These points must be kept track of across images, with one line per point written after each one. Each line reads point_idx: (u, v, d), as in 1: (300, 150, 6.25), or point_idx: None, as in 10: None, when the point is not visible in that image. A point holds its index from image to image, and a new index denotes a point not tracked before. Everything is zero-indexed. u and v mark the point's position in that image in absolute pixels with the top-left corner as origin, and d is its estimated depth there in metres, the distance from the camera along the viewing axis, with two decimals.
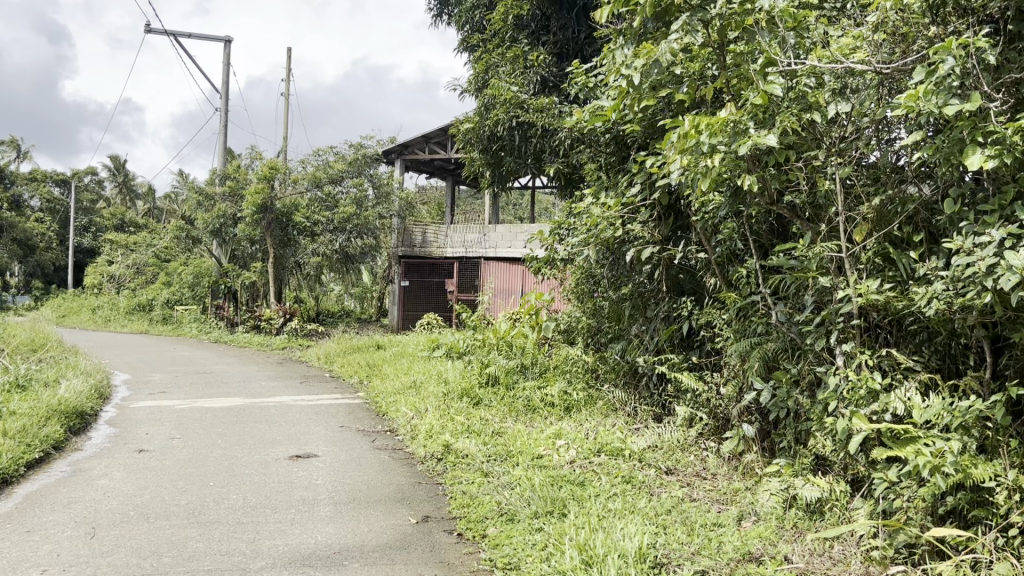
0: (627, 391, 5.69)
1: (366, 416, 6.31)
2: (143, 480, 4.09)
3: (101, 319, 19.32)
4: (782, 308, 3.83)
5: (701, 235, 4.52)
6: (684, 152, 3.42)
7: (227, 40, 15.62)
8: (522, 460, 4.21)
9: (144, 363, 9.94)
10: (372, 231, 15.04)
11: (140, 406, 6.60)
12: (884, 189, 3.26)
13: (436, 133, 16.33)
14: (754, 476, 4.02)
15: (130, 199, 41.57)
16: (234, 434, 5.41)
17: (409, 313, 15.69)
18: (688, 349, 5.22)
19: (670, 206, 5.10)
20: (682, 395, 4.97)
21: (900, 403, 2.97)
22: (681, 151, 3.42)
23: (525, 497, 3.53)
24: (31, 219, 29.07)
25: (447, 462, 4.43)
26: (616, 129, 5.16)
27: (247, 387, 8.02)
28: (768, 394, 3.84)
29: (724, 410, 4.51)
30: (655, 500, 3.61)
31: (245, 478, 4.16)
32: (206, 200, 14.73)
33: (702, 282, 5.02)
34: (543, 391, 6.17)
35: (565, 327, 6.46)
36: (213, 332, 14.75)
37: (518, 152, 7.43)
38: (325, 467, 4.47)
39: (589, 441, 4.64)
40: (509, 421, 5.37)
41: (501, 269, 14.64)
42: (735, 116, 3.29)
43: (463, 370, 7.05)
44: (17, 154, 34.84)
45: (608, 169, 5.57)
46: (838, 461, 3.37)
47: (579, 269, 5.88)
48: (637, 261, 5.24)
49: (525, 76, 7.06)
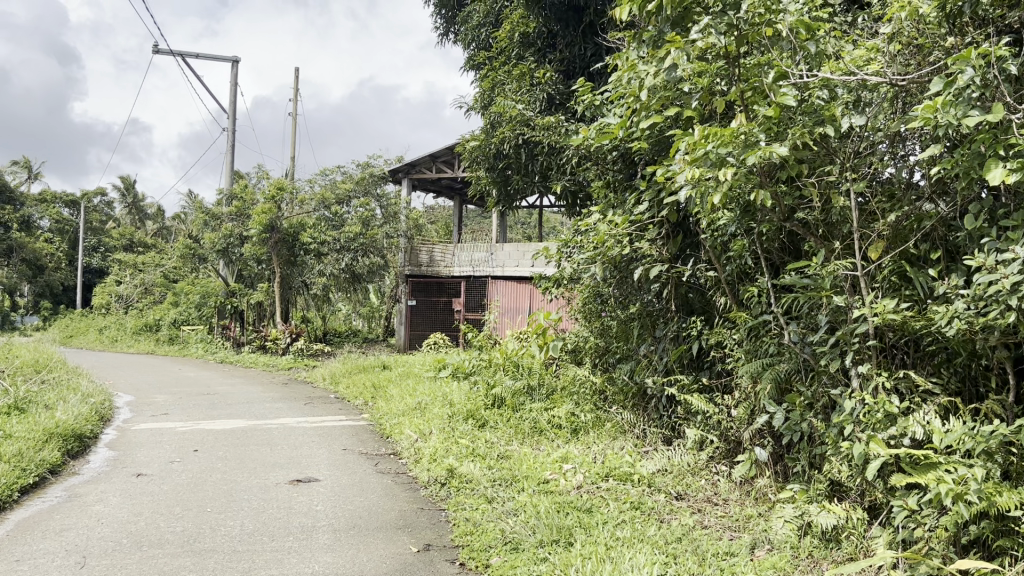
0: (636, 413, 5.58)
1: (370, 438, 6.21)
2: (139, 507, 3.99)
3: (108, 339, 19.33)
4: (795, 328, 3.73)
5: (711, 253, 4.45)
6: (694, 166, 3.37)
7: (235, 61, 15.71)
8: (528, 485, 4.10)
9: (148, 383, 9.87)
10: (379, 251, 14.99)
11: (141, 428, 6.52)
12: (900, 206, 3.17)
13: (442, 152, 16.30)
14: (767, 502, 3.89)
15: (139, 219, 41.76)
16: (235, 457, 5.32)
17: (416, 332, 15.45)
18: (698, 370, 5.11)
19: (680, 224, 5.02)
20: (692, 418, 4.86)
21: (919, 427, 2.86)
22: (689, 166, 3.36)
23: (530, 525, 3.41)
24: (41, 240, 29.21)
25: (451, 486, 4.32)
26: (623, 146, 5.10)
27: (250, 409, 7.93)
28: (780, 416, 3.73)
29: (735, 433, 4.40)
30: (664, 527, 3.50)
31: (244, 504, 4.06)
32: (212, 219, 14.91)
33: (711, 301, 4.93)
34: (550, 412, 6.06)
35: (572, 347, 6.37)
36: (219, 352, 14.69)
37: (525, 170, 7.36)
38: (326, 492, 4.36)
39: (597, 465, 4.53)
40: (515, 444, 5.26)
41: (508, 288, 14.54)
42: (745, 127, 3.22)
43: (469, 391, 6.95)
44: (28, 175, 35.09)
45: (615, 187, 5.50)
46: (854, 487, 3.25)
47: (586, 288, 5.79)
48: (645, 280, 5.15)
49: (530, 94, 7.00)
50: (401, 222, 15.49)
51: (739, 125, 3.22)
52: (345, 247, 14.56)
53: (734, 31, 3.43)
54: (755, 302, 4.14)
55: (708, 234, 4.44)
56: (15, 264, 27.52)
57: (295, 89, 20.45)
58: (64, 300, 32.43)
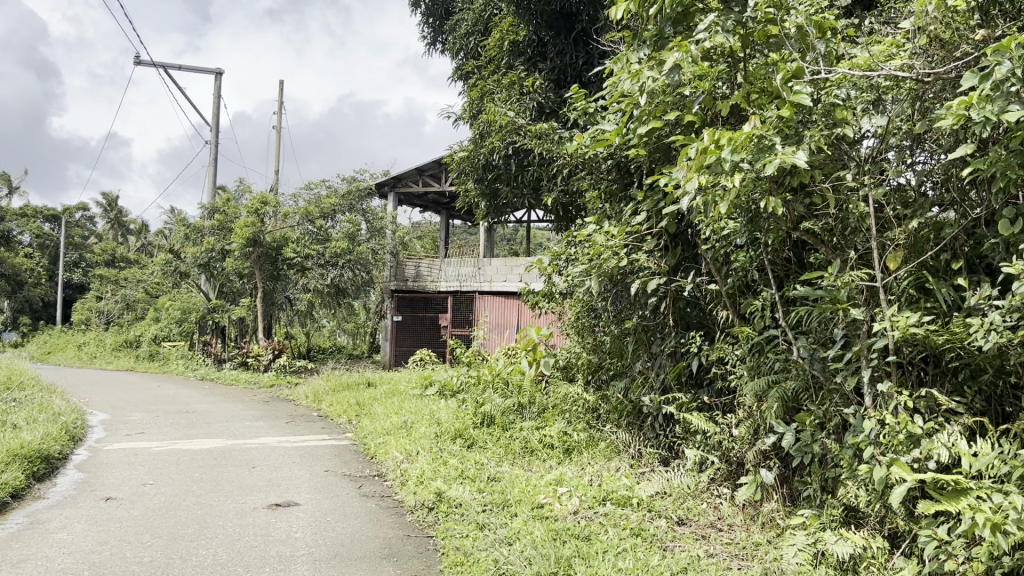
0: (631, 432, 5.35)
1: (354, 459, 5.95)
2: (105, 534, 3.71)
3: (87, 356, 18.91)
4: (804, 344, 3.54)
5: (711, 265, 4.27)
6: (702, 171, 3.19)
7: (219, 72, 15.52)
8: (522, 510, 3.86)
9: (125, 401, 9.58)
10: (365, 266, 14.74)
11: (114, 449, 6.23)
12: (918, 214, 3.03)
13: (429, 166, 16.09)
14: (775, 528, 3.67)
15: (122, 234, 41.31)
16: (211, 479, 5.05)
17: (402, 349, 15.28)
18: (697, 388, 4.90)
19: (678, 234, 4.84)
20: (692, 437, 4.64)
21: (945, 450, 2.66)
22: (699, 172, 3.18)
23: (526, 555, 3.18)
24: (19, 255, 28.75)
25: (439, 512, 4.08)
26: (619, 154, 4.94)
27: (228, 427, 7.64)
28: (790, 437, 3.52)
29: (738, 454, 4.18)
30: (669, 556, 3.27)
31: (218, 531, 3.79)
32: (194, 233, 14.63)
33: (712, 317, 4.73)
34: (542, 431, 5.83)
35: (564, 364, 6.15)
36: (199, 368, 14.36)
37: (515, 182, 7.19)
38: (305, 518, 4.10)
39: (593, 489, 4.29)
40: (506, 465, 5.03)
41: (495, 303, 14.29)
42: (760, 129, 3.00)
43: (457, 409, 6.69)
44: (9, 190, 34.66)
45: (610, 198, 5.32)
46: (872, 514, 3.04)
47: (580, 302, 5.58)
48: (642, 294, 4.94)
49: (521, 102, 6.79)
50: (387, 237, 15.23)
51: (754, 128, 2.99)
52: (330, 262, 14.32)
53: (742, 29, 3.25)
54: (759, 316, 3.96)
55: (709, 244, 4.25)
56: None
57: (280, 103, 20.22)
58: (44, 317, 31.90)
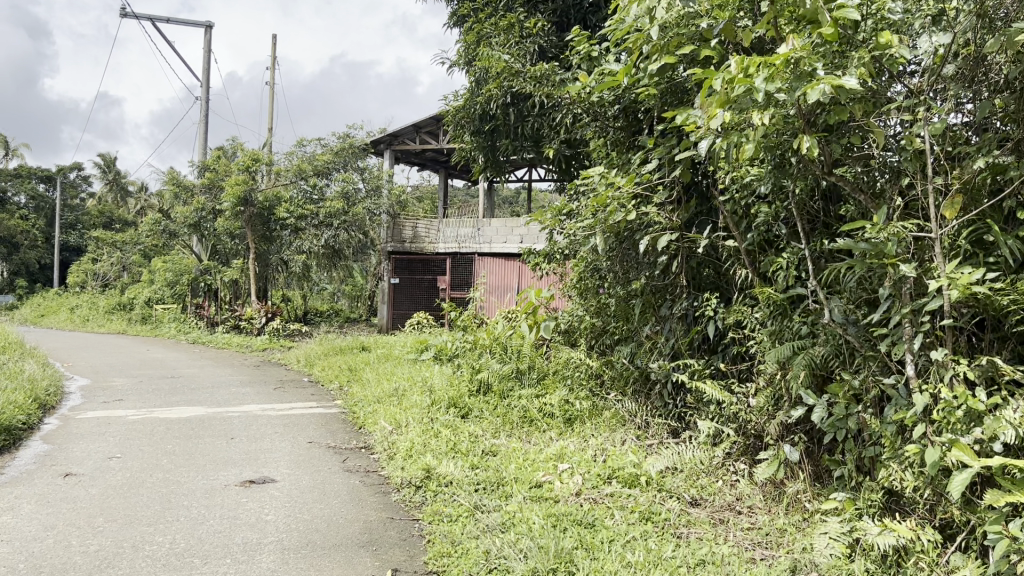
0: (637, 401, 4.96)
1: (341, 429, 5.57)
2: (54, 518, 3.33)
3: (80, 319, 18.57)
4: (838, 305, 3.16)
5: (729, 219, 3.86)
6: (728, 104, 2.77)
7: (209, 25, 15.01)
8: (517, 490, 3.48)
9: (110, 365, 9.24)
10: (360, 227, 14.28)
11: (88, 417, 5.86)
12: (980, 154, 2.60)
13: (427, 122, 15.56)
14: (801, 511, 3.28)
15: (120, 196, 40.82)
16: (184, 452, 4.67)
17: (400, 312, 14.83)
18: (711, 354, 4.50)
19: (694, 186, 4.41)
20: (705, 408, 4.25)
21: (1015, 430, 2.25)
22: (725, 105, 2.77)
23: (521, 546, 2.79)
24: (13, 218, 28.32)
25: (427, 491, 3.69)
26: (626, 98, 4.50)
27: (213, 394, 7.28)
28: (821, 410, 3.12)
29: (756, 427, 3.79)
30: (684, 545, 2.89)
31: (180, 514, 3.41)
32: (184, 191, 14.22)
33: (728, 276, 4.31)
34: (542, 400, 5.45)
35: (566, 328, 5.76)
36: (192, 332, 13.98)
37: (514, 133, 6.76)
38: (280, 498, 3.71)
39: (598, 465, 3.91)
40: (503, 438, 4.67)
41: (495, 265, 13.86)
42: (797, 52, 2.57)
43: (452, 376, 6.31)
44: (4, 151, 34.14)
45: (616, 147, 4.88)
46: (921, 502, 2.64)
47: (583, 261, 5.16)
48: (650, 251, 4.53)
49: (521, 45, 6.30)
50: (383, 197, 14.66)
51: (792, 49, 2.56)
52: (326, 222, 13.89)
53: None
54: (783, 276, 3.55)
55: (728, 195, 3.82)
56: None
57: (274, 58, 19.62)
58: (42, 279, 31.55)
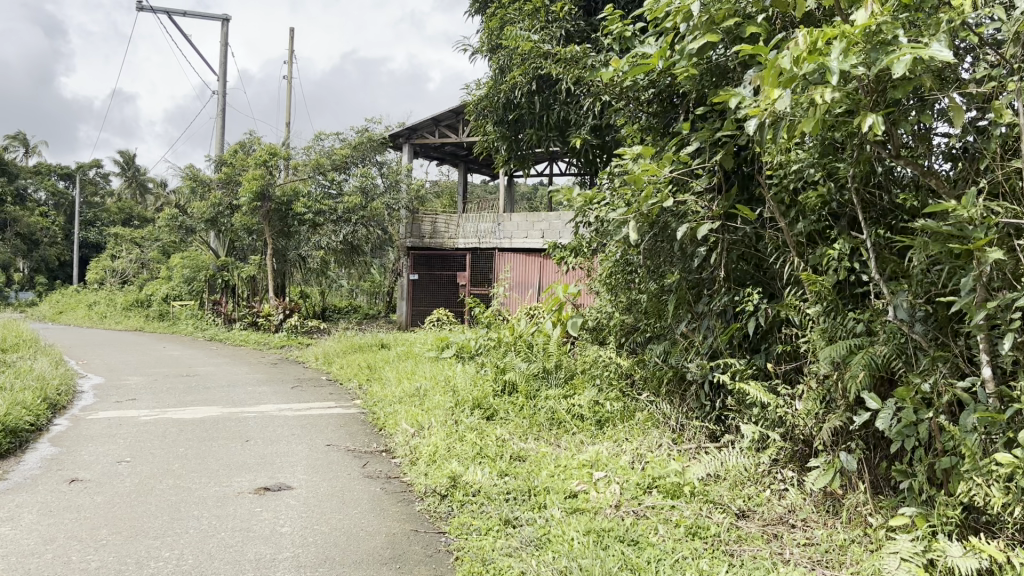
0: (672, 403, 4.69)
1: (360, 430, 5.34)
2: (55, 529, 3.11)
3: (99, 315, 18.48)
4: (904, 301, 2.88)
5: (776, 208, 3.58)
6: (793, 81, 2.50)
7: (226, 18, 14.85)
8: (551, 501, 3.23)
9: (125, 363, 9.09)
10: (379, 222, 14.09)
11: (100, 417, 5.66)
12: None
13: (446, 115, 15.30)
14: (862, 527, 3.00)
15: (140, 193, 40.92)
16: (197, 456, 4.45)
17: (418, 309, 14.53)
18: (753, 353, 4.22)
19: (737, 173, 4.12)
20: (747, 411, 3.97)
21: None
22: (789, 82, 2.49)
23: (560, 567, 2.54)
24: (33, 215, 28.40)
25: (453, 501, 3.44)
26: (661, 81, 4.23)
27: (228, 392, 7.09)
28: (888, 417, 2.84)
29: (805, 432, 3.50)
30: (739, 565, 2.63)
31: (189, 526, 3.18)
32: (201, 187, 14.07)
33: (771, 270, 4.02)
34: (570, 400, 5.20)
35: (594, 325, 5.51)
36: (209, 329, 13.84)
37: (539, 122, 6.49)
38: (297, 506, 3.48)
39: (636, 473, 3.65)
40: (530, 441, 4.42)
41: (516, 260, 13.55)
42: (876, 17, 2.27)
43: (475, 374, 6.06)
44: (25, 149, 34.33)
45: (651, 133, 4.60)
46: (1010, 521, 2.37)
47: (613, 255, 4.89)
48: (687, 243, 4.25)
49: (547, 30, 6.03)
50: (402, 191, 14.43)
51: (870, 15, 2.27)
52: (343, 218, 13.70)
53: None
54: (837, 269, 3.28)
55: (775, 182, 3.55)
56: (9, 238, 26.95)
57: (291, 52, 19.45)
58: (62, 276, 31.66)
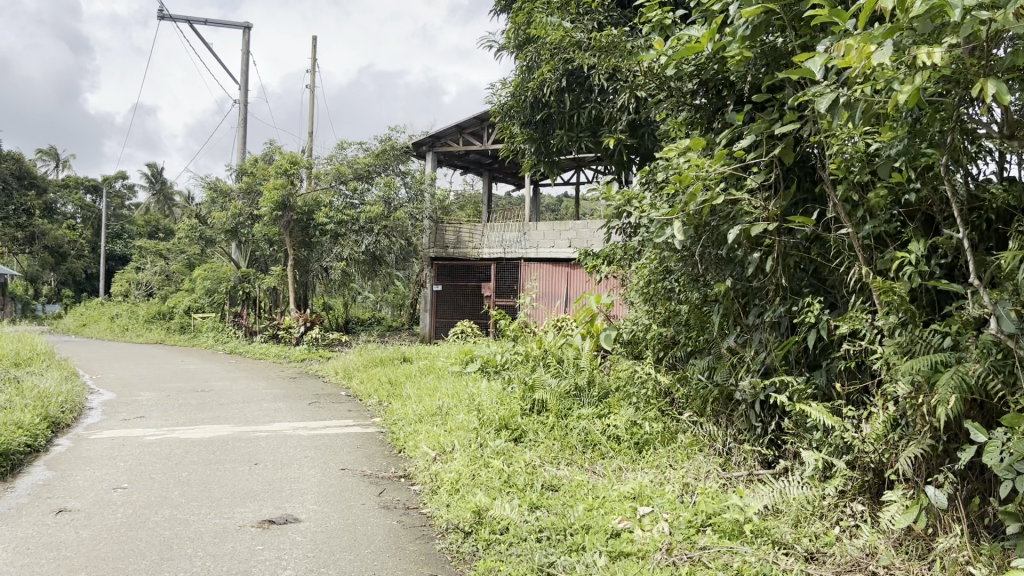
0: (717, 424, 4.25)
1: (379, 452, 4.96)
2: (29, 572, 2.75)
3: (120, 328, 18.30)
4: (1009, 310, 2.43)
5: (843, 206, 3.13)
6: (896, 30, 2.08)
7: (248, 26, 14.66)
8: (590, 543, 2.84)
9: (141, 378, 8.79)
10: (402, 232, 13.98)
11: (103, 437, 5.33)
12: None
13: (471, 121, 14.94)
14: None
15: (166, 206, 41.07)
16: (200, 482, 4.08)
17: (442, 320, 14.15)
18: (812, 370, 3.76)
19: (796, 168, 3.67)
20: (807, 436, 3.53)
21: None
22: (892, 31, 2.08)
23: None
24: (61, 229, 28.46)
25: (478, 539, 3.05)
26: (708, 69, 3.81)
27: (243, 409, 6.73)
28: (993, 450, 2.38)
29: (879, 462, 3.05)
30: None
31: (180, 568, 2.80)
32: (222, 197, 13.86)
33: (835, 276, 3.56)
34: (605, 421, 4.78)
35: (630, 338, 5.08)
36: (229, 342, 13.55)
37: (569, 121, 6.11)
38: (303, 544, 3.09)
39: (686, 508, 3.23)
40: (563, 467, 4.01)
41: (543, 270, 12.91)
42: None
43: (501, 391, 5.65)
44: (55, 163, 34.57)
45: (695, 128, 4.17)
46: None
47: (649, 262, 4.47)
48: (736, 247, 3.81)
49: (577, 20, 5.64)
50: (425, 201, 14.10)
51: None
52: (365, 228, 13.70)
53: None
54: (918, 276, 2.83)
55: (843, 177, 3.10)
56: (37, 251, 26.98)
57: (314, 62, 19.27)
58: (88, 288, 31.73)
